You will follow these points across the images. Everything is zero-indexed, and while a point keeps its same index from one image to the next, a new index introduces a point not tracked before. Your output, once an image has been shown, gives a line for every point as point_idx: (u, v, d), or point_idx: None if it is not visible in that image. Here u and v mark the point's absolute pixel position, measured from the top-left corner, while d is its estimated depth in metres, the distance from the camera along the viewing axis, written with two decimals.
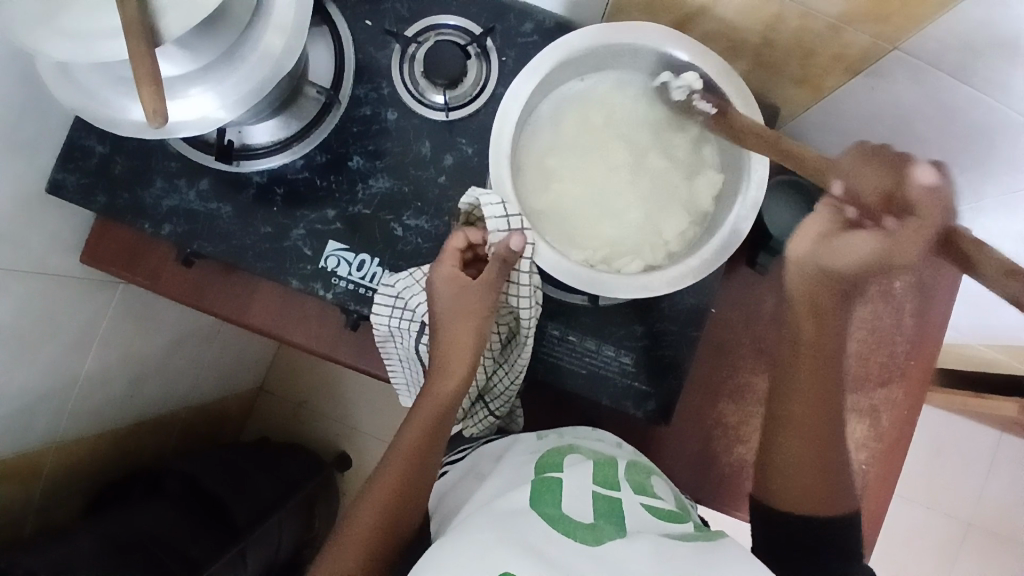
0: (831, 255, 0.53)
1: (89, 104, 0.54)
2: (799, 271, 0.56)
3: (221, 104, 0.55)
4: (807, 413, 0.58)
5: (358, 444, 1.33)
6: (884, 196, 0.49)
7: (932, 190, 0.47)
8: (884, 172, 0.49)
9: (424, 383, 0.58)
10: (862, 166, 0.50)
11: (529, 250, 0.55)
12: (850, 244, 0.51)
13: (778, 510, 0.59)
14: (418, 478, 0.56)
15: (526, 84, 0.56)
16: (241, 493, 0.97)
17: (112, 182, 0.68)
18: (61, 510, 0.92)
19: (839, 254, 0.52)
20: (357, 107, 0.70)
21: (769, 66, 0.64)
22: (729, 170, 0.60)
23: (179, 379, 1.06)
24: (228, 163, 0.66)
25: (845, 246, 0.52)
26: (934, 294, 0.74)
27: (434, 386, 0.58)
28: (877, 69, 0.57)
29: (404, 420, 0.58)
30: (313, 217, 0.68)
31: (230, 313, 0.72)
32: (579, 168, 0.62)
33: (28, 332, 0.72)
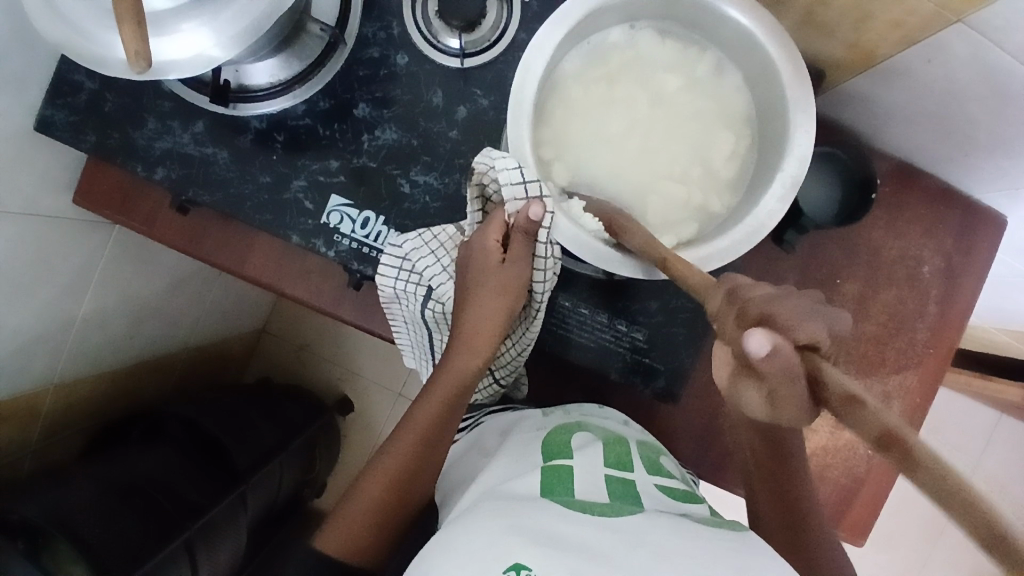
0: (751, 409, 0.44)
1: (70, 38, 0.49)
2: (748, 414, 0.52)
3: (216, 41, 0.50)
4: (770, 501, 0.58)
5: (359, 391, 1.33)
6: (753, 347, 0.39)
7: (776, 355, 0.35)
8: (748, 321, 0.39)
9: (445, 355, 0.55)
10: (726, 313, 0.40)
11: (548, 219, 0.51)
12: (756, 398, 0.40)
13: None
14: (432, 454, 0.54)
15: (553, 34, 0.51)
16: (241, 438, 0.97)
17: (102, 120, 0.64)
18: (61, 448, 0.93)
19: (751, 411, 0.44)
20: (364, 48, 0.64)
21: (819, 26, 0.58)
22: (769, 140, 0.55)
23: (179, 320, 1.04)
24: (224, 105, 0.62)
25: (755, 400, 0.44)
26: (963, 281, 0.70)
27: (455, 359, 0.55)
28: (937, 40, 0.51)
29: (422, 393, 0.56)
30: (315, 168, 0.64)
31: (228, 264, 0.69)
32: (607, 130, 0.57)
33: (20, 274, 0.70)
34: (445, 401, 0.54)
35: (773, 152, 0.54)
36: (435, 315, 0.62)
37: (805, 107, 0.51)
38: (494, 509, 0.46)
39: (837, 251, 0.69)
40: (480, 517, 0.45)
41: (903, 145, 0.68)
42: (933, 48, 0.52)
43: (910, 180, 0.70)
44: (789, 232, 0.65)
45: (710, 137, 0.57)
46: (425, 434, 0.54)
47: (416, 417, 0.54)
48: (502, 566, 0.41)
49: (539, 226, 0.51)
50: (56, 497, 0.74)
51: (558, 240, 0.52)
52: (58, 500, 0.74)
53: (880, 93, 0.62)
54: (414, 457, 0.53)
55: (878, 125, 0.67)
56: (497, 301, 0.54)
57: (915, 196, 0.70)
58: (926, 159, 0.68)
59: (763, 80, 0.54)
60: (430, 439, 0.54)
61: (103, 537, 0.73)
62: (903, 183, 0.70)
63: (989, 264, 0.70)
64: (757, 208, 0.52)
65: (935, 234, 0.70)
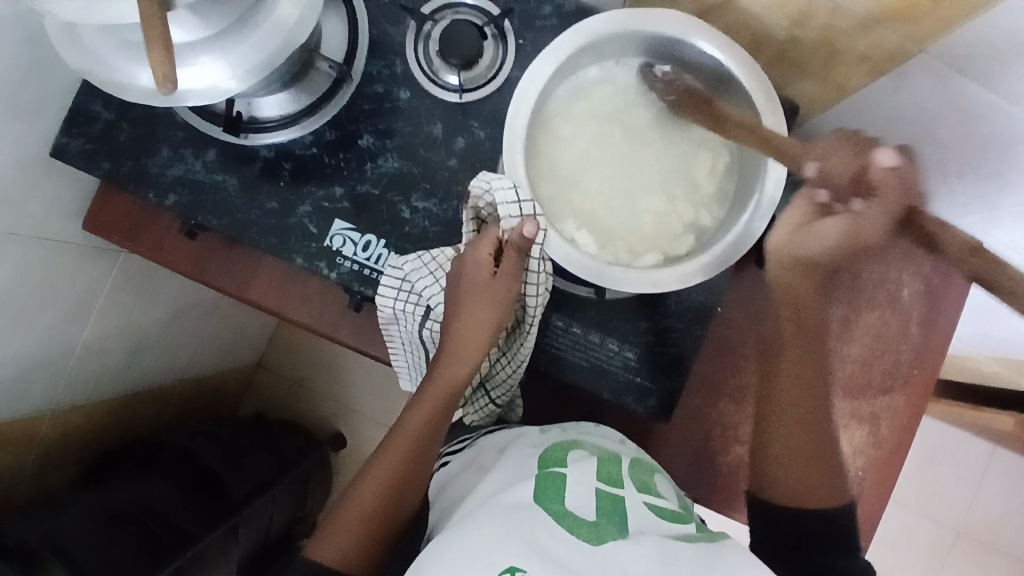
0: (807, 242, 0.54)
1: (95, 66, 0.53)
2: (779, 259, 0.57)
3: (232, 74, 0.54)
4: (795, 401, 0.59)
5: (354, 425, 1.33)
6: (850, 175, 0.52)
7: (893, 170, 0.50)
8: (849, 155, 0.52)
9: (436, 364, 0.58)
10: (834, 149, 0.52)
11: (541, 237, 0.54)
12: (822, 229, 0.53)
13: (778, 504, 0.58)
14: (424, 461, 0.55)
15: (545, 68, 0.55)
16: (236, 468, 0.96)
17: (117, 149, 0.67)
18: (55, 478, 0.92)
19: (809, 242, 0.54)
20: (369, 84, 0.68)
21: (792, 62, 0.63)
22: (746, 164, 0.59)
23: (179, 350, 1.05)
24: (235, 135, 0.66)
25: (818, 233, 0.54)
26: (942, 305, 0.73)
27: (447, 368, 0.57)
28: (901, 71, 0.56)
29: (413, 400, 0.58)
30: (320, 194, 0.67)
31: (231, 288, 0.71)
32: (596, 158, 0.61)
33: (27, 296, 0.72)
34: (432, 415, 0.56)
35: (752, 176, 0.57)
36: (433, 334, 0.65)
37: (780, 134, 0.55)
38: (488, 520, 0.47)
39: None
40: (472, 528, 0.46)
41: None
42: (898, 79, 0.57)
43: None
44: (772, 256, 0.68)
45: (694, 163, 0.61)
46: (416, 444, 0.55)
47: (409, 425, 0.56)
48: (496, 570, 0.42)
49: (532, 243, 0.54)
50: (48, 522, 0.74)
51: (551, 256, 0.55)
52: (51, 524, 0.73)
53: (853, 126, 0.67)
54: (404, 469, 0.55)
55: None
56: (492, 315, 0.56)
57: None
58: None
59: (741, 110, 0.58)
60: (420, 451, 0.55)
61: (93, 563, 0.73)
62: None
63: (967, 289, 0.73)
64: (738, 227, 0.56)
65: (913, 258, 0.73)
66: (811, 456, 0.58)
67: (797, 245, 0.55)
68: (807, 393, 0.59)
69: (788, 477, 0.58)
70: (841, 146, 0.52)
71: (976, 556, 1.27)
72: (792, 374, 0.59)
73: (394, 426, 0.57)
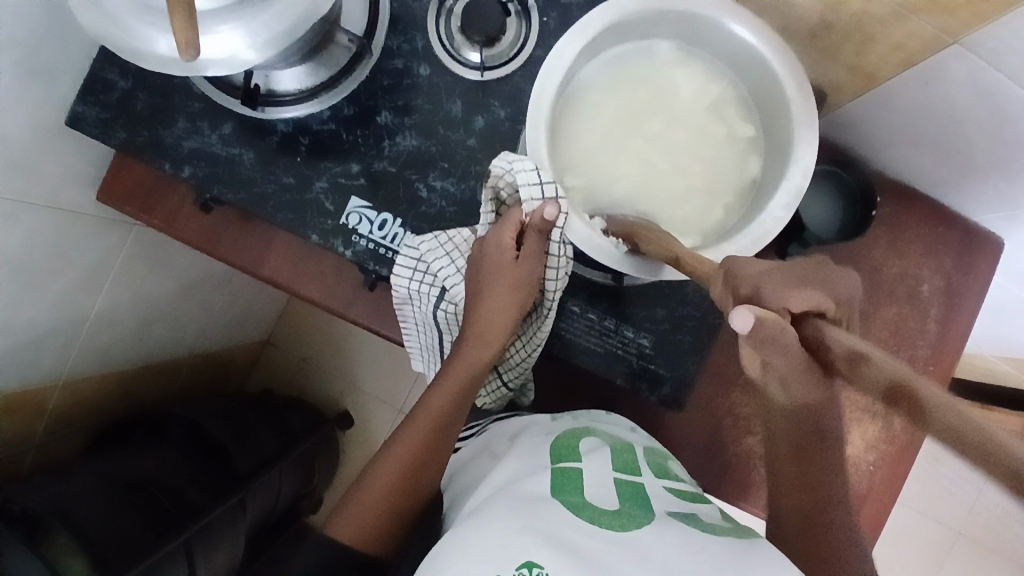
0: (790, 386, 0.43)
1: (113, 32, 0.52)
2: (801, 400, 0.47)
3: (251, 43, 0.53)
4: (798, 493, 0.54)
5: (360, 404, 1.34)
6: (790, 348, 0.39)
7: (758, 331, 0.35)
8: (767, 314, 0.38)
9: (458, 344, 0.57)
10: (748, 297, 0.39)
11: (563, 219, 0.52)
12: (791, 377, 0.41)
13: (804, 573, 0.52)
14: (441, 443, 0.55)
15: (571, 47, 0.54)
16: (244, 444, 0.97)
17: (133, 118, 0.66)
18: (65, 446, 0.93)
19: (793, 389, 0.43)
20: (388, 59, 0.67)
21: (822, 49, 0.61)
22: (773, 150, 0.58)
23: (187, 324, 1.05)
24: (252, 108, 0.65)
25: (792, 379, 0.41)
26: (962, 303, 0.72)
27: (467, 350, 0.57)
28: (935, 63, 0.54)
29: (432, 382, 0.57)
30: (337, 170, 0.66)
31: (245, 263, 0.71)
32: (620, 140, 0.59)
33: (39, 266, 0.72)
34: (452, 399, 0.56)
35: (780, 163, 0.56)
36: (447, 315, 0.64)
37: (809, 123, 0.53)
38: (505, 509, 0.47)
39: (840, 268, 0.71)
40: (491, 517, 0.46)
41: (903, 167, 0.70)
42: (934, 70, 0.55)
43: (911, 200, 0.72)
44: (793, 247, 0.65)
45: (720, 149, 0.60)
46: (435, 428, 0.55)
47: (428, 406, 0.56)
48: (515, 564, 0.42)
49: (554, 225, 0.53)
50: (57, 490, 0.74)
51: (571, 240, 0.54)
52: (61, 491, 0.74)
53: (881, 115, 0.65)
54: (424, 449, 0.54)
55: (879, 148, 0.69)
56: (517, 299, 0.56)
57: (914, 216, 0.72)
58: (925, 182, 0.70)
59: (769, 97, 0.57)
60: (441, 432, 0.55)
61: (103, 532, 0.73)
62: (903, 203, 0.72)
63: (986, 289, 0.72)
64: (763, 215, 0.54)
65: (933, 254, 0.72)
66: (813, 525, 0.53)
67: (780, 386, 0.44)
68: (798, 463, 0.54)
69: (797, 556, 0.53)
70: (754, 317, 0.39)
71: (974, 553, 1.28)
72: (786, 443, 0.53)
73: (414, 408, 0.57)
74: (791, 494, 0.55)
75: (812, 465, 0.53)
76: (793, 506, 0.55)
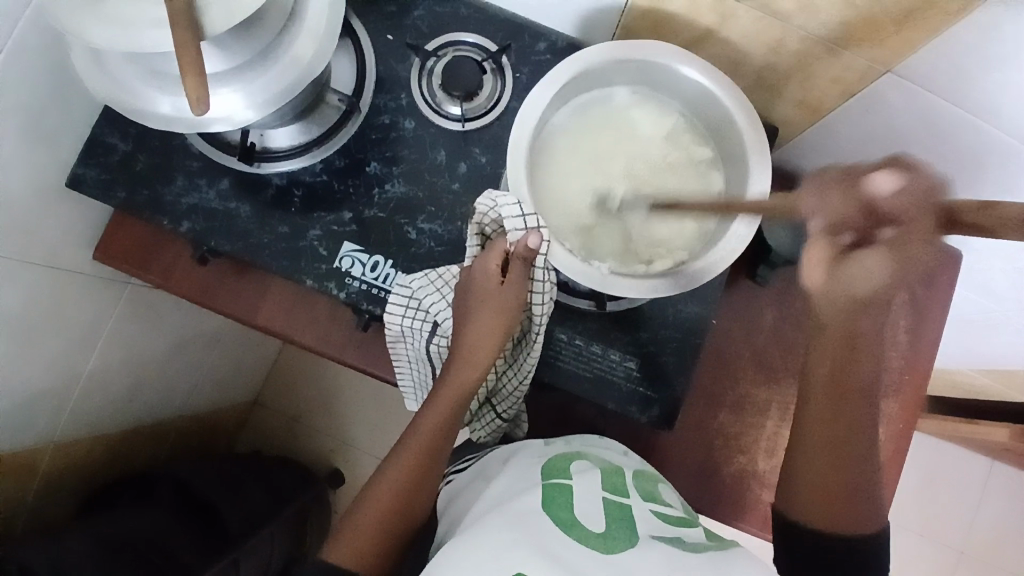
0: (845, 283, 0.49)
1: (120, 95, 0.56)
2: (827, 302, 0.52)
3: (249, 103, 0.58)
4: (829, 422, 0.56)
5: (352, 461, 1.32)
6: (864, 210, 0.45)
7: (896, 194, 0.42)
8: (845, 194, 0.45)
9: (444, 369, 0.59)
10: (830, 194, 0.46)
11: (545, 247, 0.56)
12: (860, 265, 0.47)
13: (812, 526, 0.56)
14: (432, 466, 0.57)
15: (544, 94, 0.59)
16: (235, 503, 0.95)
17: (134, 178, 0.70)
18: (52, 513, 0.90)
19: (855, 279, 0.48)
20: (376, 115, 0.72)
21: (769, 88, 0.68)
22: (733, 178, 0.63)
23: (177, 384, 1.05)
24: (249, 163, 0.69)
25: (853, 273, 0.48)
26: (928, 314, 0.76)
27: (454, 374, 0.59)
28: (872, 91, 0.61)
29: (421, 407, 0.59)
30: (330, 218, 0.70)
31: (240, 312, 0.73)
32: (592, 176, 0.64)
33: (36, 325, 0.73)
34: (441, 423, 0.58)
35: (740, 189, 0.61)
36: (439, 349, 0.67)
37: (762, 151, 0.59)
38: (499, 523, 0.48)
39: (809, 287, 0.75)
40: (485, 531, 0.47)
41: None
42: (871, 98, 0.62)
43: None
44: (761, 267, 0.72)
45: (684, 179, 0.65)
46: (426, 452, 0.57)
47: (418, 429, 0.58)
48: None
49: (537, 253, 0.56)
50: (50, 550, 0.72)
51: (555, 265, 0.57)
52: (54, 551, 0.72)
53: (829, 144, 0.71)
54: (416, 473, 0.56)
55: None
56: (501, 323, 0.58)
57: None
58: None
59: (724, 131, 0.63)
60: (432, 456, 0.57)
61: None
62: None
63: (950, 300, 0.76)
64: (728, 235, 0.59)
65: None
66: (839, 473, 0.55)
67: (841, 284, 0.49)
68: (843, 408, 0.55)
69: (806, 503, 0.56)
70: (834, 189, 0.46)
71: None
72: (831, 373, 0.55)
73: (405, 432, 0.58)
74: (827, 435, 0.55)
75: (849, 416, 0.55)
76: (828, 448, 0.56)
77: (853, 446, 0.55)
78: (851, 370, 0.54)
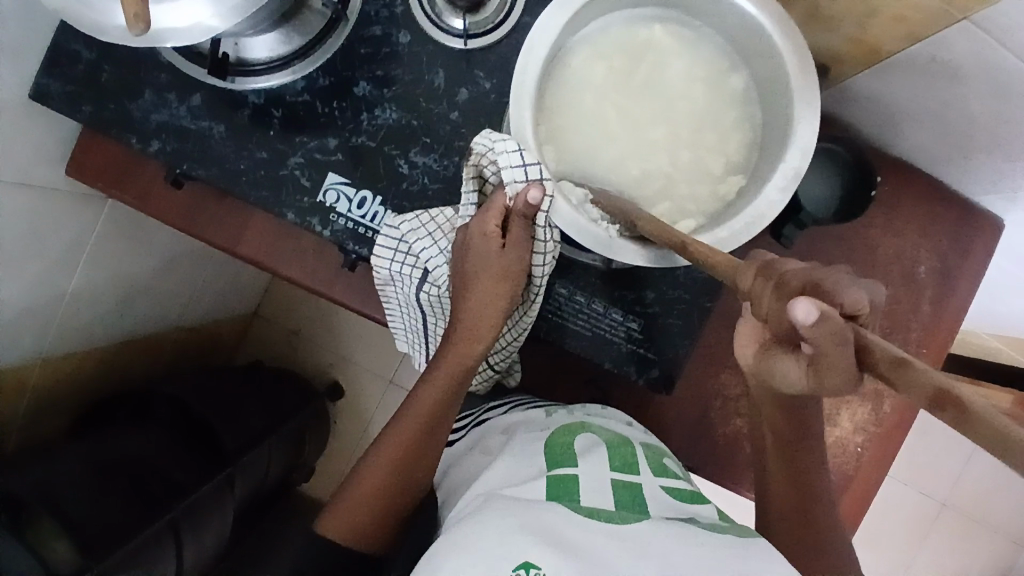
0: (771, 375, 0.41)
1: (67, 2, 0.48)
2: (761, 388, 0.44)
3: (215, 11, 0.49)
4: (792, 483, 0.56)
5: (351, 377, 1.33)
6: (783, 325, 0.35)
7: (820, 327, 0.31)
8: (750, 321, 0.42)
9: (446, 339, 0.56)
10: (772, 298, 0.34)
11: (547, 202, 0.50)
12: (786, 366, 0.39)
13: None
14: (430, 442, 0.55)
15: (557, 16, 0.50)
16: (231, 421, 0.96)
17: (97, 90, 0.63)
18: (48, 424, 0.92)
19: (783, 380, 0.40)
20: (366, 26, 0.63)
21: (825, 20, 0.57)
22: (770, 129, 0.55)
23: (171, 300, 1.03)
24: (222, 78, 0.61)
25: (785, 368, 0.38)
26: (958, 285, 0.70)
27: (455, 344, 0.55)
28: (940, 38, 0.51)
29: (423, 378, 0.56)
30: (313, 145, 0.63)
31: (220, 241, 0.68)
32: (611, 119, 0.56)
33: (9, 244, 0.69)
34: (439, 398, 0.55)
35: (777, 143, 0.53)
36: (430, 297, 0.62)
37: (810, 101, 0.51)
38: (499, 509, 0.46)
39: (835, 248, 0.69)
40: (485, 516, 0.45)
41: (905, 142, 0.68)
42: (940, 46, 0.52)
43: (908, 178, 0.69)
44: (788, 227, 0.64)
45: (713, 128, 0.57)
46: (423, 426, 0.55)
47: (417, 404, 0.55)
48: (512, 564, 0.41)
49: (538, 209, 0.51)
50: (39, 473, 0.74)
51: (557, 224, 0.50)
52: (42, 473, 0.74)
53: (882, 89, 0.62)
54: (414, 450, 0.54)
55: (880, 124, 0.67)
56: (508, 294, 0.54)
57: (912, 194, 0.69)
58: (926, 159, 0.68)
59: (768, 72, 0.54)
60: (429, 432, 0.55)
61: (87, 514, 0.73)
62: (899, 178, 0.69)
63: (983, 271, 0.70)
64: (758, 198, 0.52)
65: (928, 235, 0.69)
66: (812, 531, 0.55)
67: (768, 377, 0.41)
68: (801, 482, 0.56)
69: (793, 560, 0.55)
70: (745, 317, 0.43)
71: (955, 523, 1.30)
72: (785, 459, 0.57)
73: (402, 406, 0.56)
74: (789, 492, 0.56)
75: (807, 491, 0.56)
76: (792, 496, 0.56)
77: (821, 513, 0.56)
78: (802, 459, 0.56)
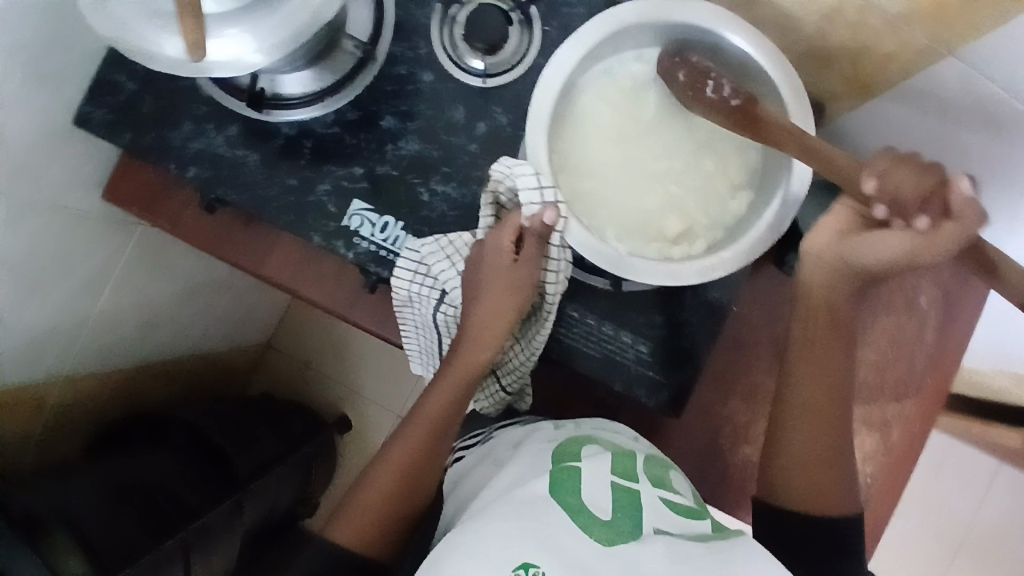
0: (861, 249, 0.53)
1: (121, 36, 0.52)
2: (818, 262, 0.56)
3: (257, 47, 0.53)
4: (813, 393, 0.58)
5: (360, 409, 1.34)
6: (922, 193, 0.49)
7: (972, 199, 0.47)
8: (920, 172, 0.49)
9: (454, 346, 0.59)
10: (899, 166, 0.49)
11: (561, 224, 0.54)
12: (878, 238, 0.52)
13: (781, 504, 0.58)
14: (439, 445, 0.58)
15: (572, 54, 0.55)
16: (242, 447, 0.96)
17: (142, 121, 0.67)
18: (65, 447, 0.94)
19: (863, 249, 0.53)
20: (392, 65, 0.68)
21: (820, 61, 0.62)
22: (773, 157, 0.58)
23: (189, 327, 1.06)
24: (258, 111, 0.66)
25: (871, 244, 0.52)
26: (958, 315, 0.72)
27: (464, 351, 0.58)
28: (931, 74, 0.55)
29: (430, 384, 0.59)
30: (340, 173, 0.67)
31: (246, 263, 0.72)
32: (621, 149, 0.60)
33: (45, 264, 0.72)
34: (446, 404, 0.58)
35: (777, 172, 0.57)
36: (447, 317, 0.66)
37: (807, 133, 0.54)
38: (503, 513, 0.48)
39: None
40: (490, 519, 0.47)
41: None
42: (927, 83, 0.56)
43: None
44: (790, 254, 0.69)
45: (719, 159, 0.61)
46: (432, 428, 0.57)
47: (425, 409, 0.58)
48: (513, 565, 0.44)
49: (552, 229, 0.54)
50: (54, 490, 0.75)
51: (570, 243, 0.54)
52: (58, 491, 0.75)
53: (877, 126, 0.66)
54: (421, 451, 0.57)
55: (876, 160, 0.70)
56: (516, 304, 0.58)
57: None
58: None
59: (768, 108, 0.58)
60: (436, 434, 0.57)
61: (98, 533, 0.74)
62: None
63: (983, 299, 0.72)
64: (759, 221, 0.56)
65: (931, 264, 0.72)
66: (823, 464, 0.58)
67: (846, 250, 0.54)
68: (824, 400, 0.58)
69: (795, 475, 0.58)
70: (908, 164, 0.49)
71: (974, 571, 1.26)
72: (814, 366, 0.58)
73: (413, 410, 0.59)
74: (809, 401, 0.58)
75: (832, 398, 0.58)
76: (811, 401, 0.58)
77: (835, 436, 0.58)
78: (830, 367, 0.58)
